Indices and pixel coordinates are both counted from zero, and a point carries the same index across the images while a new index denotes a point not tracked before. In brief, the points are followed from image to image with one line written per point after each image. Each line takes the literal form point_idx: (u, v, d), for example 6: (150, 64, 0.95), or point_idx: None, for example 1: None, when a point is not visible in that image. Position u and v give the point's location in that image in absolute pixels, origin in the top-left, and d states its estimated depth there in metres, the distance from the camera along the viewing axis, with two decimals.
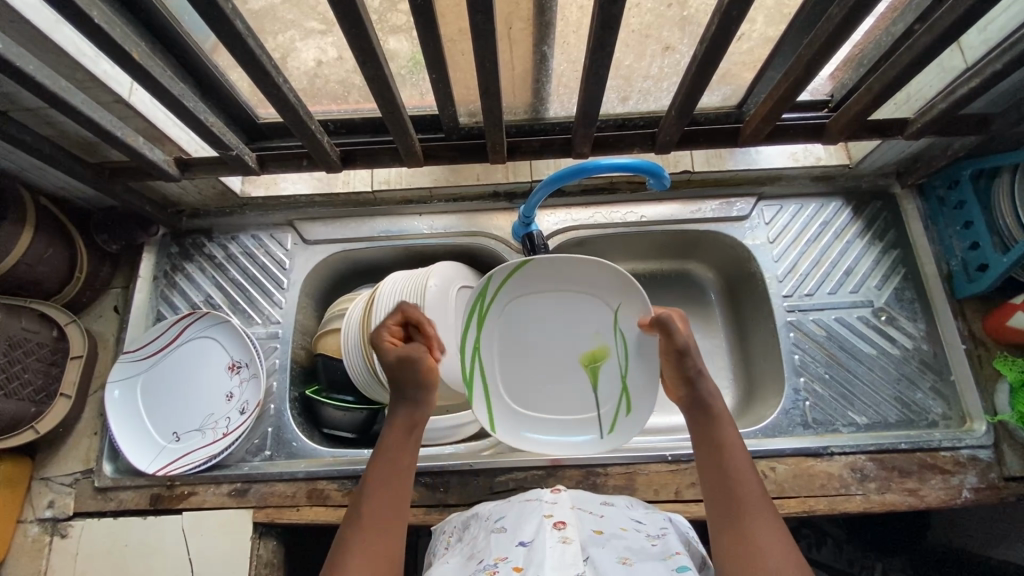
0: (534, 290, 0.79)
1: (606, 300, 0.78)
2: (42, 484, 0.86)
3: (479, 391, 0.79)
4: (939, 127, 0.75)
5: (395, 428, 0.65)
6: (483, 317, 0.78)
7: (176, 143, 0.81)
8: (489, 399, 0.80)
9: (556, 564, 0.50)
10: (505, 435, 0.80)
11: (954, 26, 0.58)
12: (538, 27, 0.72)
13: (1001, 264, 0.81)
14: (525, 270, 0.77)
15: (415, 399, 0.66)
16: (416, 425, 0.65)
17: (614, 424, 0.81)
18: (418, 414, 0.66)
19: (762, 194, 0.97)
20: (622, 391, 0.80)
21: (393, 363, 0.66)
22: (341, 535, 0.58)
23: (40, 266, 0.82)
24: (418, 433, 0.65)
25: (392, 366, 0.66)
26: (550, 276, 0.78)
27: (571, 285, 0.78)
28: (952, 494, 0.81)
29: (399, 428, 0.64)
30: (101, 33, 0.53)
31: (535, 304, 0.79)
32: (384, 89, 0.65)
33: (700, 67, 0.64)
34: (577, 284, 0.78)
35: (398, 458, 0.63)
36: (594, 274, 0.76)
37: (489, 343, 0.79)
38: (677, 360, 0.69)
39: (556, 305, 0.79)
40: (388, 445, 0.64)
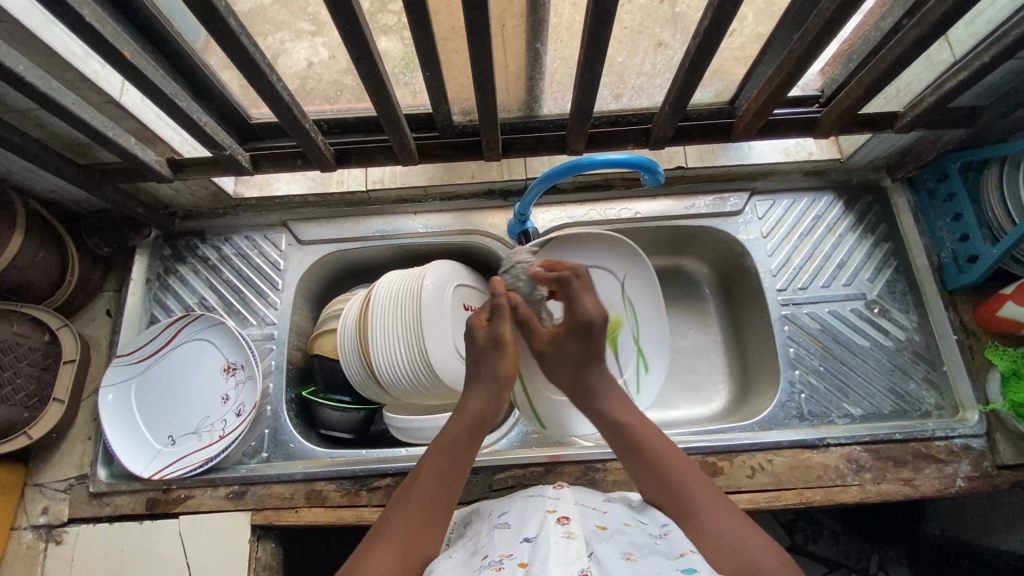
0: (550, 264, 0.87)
1: (609, 268, 0.89)
2: (35, 490, 0.85)
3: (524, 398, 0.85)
4: (929, 119, 0.76)
5: (463, 422, 0.67)
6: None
7: (168, 144, 0.80)
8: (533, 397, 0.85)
9: (561, 558, 0.50)
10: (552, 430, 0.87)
11: (942, 20, 0.59)
12: (532, 24, 0.72)
13: (991, 255, 0.82)
14: (540, 251, 0.85)
15: (491, 393, 0.69)
16: (481, 426, 0.67)
17: (641, 385, 0.90)
18: (491, 411, 0.68)
19: (754, 189, 0.97)
20: (639, 354, 0.90)
21: (483, 344, 0.70)
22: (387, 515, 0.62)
23: (31, 270, 0.81)
24: (481, 434, 0.67)
25: (480, 348, 0.70)
26: (559, 251, 0.87)
27: (577, 260, 0.88)
28: (946, 483, 0.82)
29: (463, 417, 0.68)
30: (91, 31, 0.53)
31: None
32: (378, 86, 0.65)
33: (692, 64, 0.65)
34: (579, 256, 0.88)
35: (456, 455, 0.65)
36: (593, 245, 0.88)
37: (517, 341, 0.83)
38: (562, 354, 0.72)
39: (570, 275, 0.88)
40: (451, 440, 0.66)
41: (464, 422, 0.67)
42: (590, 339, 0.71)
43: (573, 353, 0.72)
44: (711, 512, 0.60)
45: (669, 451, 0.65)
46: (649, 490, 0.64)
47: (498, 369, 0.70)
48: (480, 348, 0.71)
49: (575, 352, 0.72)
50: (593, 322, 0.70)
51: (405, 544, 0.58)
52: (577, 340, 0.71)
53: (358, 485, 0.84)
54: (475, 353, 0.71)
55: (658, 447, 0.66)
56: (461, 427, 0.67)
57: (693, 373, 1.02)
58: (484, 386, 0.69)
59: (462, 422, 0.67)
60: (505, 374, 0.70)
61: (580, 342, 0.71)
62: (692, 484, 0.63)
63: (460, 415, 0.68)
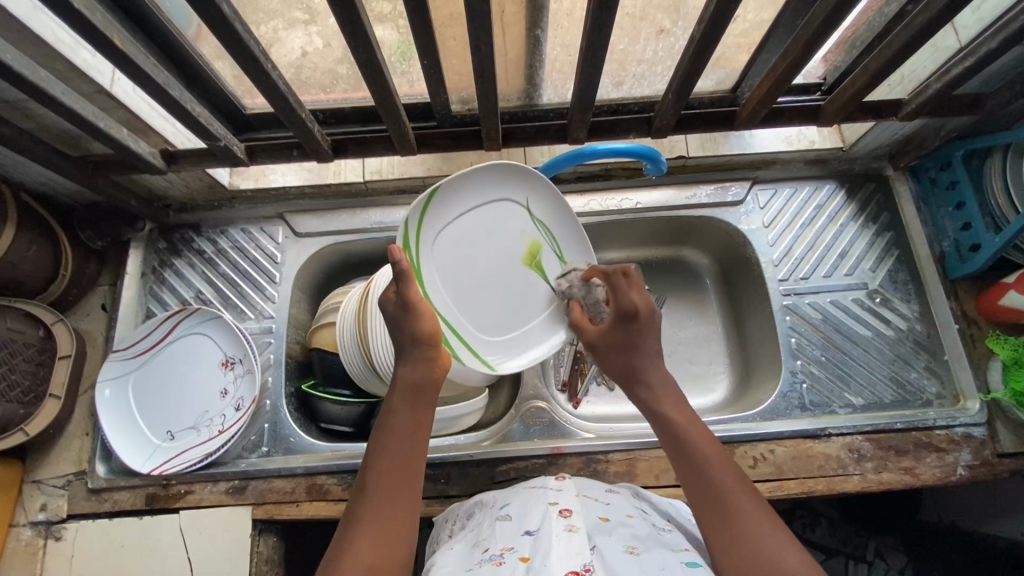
0: (445, 224, 0.73)
1: (510, 197, 0.76)
2: (33, 487, 0.85)
3: (460, 344, 0.73)
4: (934, 107, 0.75)
5: (399, 392, 0.64)
6: (420, 275, 0.70)
7: (162, 135, 0.79)
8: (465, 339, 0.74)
9: (562, 553, 0.50)
10: (505, 367, 0.77)
11: (951, 5, 0.58)
12: (532, 10, 0.70)
13: (994, 244, 0.81)
14: (427, 207, 0.70)
15: (423, 355, 0.65)
16: (419, 390, 0.64)
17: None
18: (426, 374, 0.64)
19: (756, 178, 0.97)
20: (563, 270, 0.81)
21: (395, 315, 0.65)
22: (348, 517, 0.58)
23: (23, 265, 0.80)
24: (424, 398, 0.64)
25: (394, 318, 0.65)
26: (453, 203, 0.73)
27: (472, 201, 0.74)
28: (947, 471, 0.82)
29: (401, 388, 0.64)
30: (80, 18, 0.51)
31: (455, 234, 0.73)
32: (376, 74, 0.64)
33: (697, 51, 0.63)
34: (474, 199, 0.74)
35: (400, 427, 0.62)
36: (492, 176, 0.74)
37: (449, 303, 0.73)
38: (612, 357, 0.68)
39: (467, 225, 0.74)
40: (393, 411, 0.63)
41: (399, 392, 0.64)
42: (637, 327, 0.67)
43: (621, 345, 0.67)
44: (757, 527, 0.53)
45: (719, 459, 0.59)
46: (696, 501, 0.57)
47: (414, 330, 0.64)
48: (394, 320, 0.66)
49: (619, 342, 0.67)
50: (639, 310, 0.66)
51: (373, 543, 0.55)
52: (621, 331, 0.67)
53: None
54: (391, 325, 0.66)
55: (712, 456, 0.59)
56: (400, 399, 0.63)
57: (693, 363, 1.02)
58: (411, 352, 0.65)
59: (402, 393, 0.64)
60: (426, 333, 0.65)
61: (626, 331, 0.67)
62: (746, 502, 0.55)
63: (396, 386, 0.64)
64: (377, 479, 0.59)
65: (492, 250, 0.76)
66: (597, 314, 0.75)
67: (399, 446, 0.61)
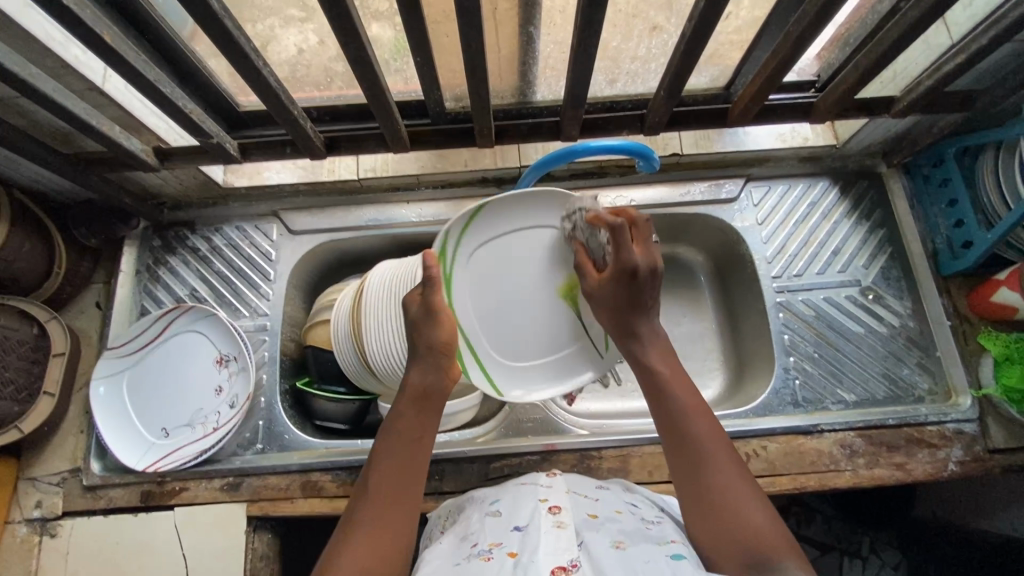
0: (482, 242, 0.74)
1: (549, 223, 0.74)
2: (28, 484, 0.85)
3: (473, 361, 0.75)
4: (925, 104, 0.75)
5: (409, 397, 0.64)
6: (450, 285, 0.73)
7: (155, 133, 0.79)
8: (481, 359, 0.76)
9: (549, 549, 0.50)
10: (511, 394, 0.79)
11: (941, 2, 0.58)
12: (524, 8, 0.70)
13: (986, 240, 0.82)
14: (472, 222, 0.72)
15: (434, 364, 0.66)
16: (429, 396, 0.64)
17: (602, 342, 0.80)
18: (436, 381, 0.65)
19: (750, 175, 0.97)
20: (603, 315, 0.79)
21: (417, 319, 0.66)
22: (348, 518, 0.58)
23: (17, 262, 0.80)
24: (434, 405, 0.64)
25: (416, 322, 0.67)
26: (491, 224, 0.73)
27: (517, 223, 0.74)
28: (938, 467, 0.82)
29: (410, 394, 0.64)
30: (69, 15, 0.51)
31: (502, 252, 0.74)
32: (367, 71, 0.64)
33: (689, 47, 0.63)
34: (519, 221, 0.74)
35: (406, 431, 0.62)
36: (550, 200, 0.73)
37: (474, 315, 0.75)
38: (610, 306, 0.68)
39: (506, 247, 0.74)
40: (400, 416, 0.63)
41: (407, 397, 0.64)
42: (635, 288, 0.65)
43: (617, 297, 0.67)
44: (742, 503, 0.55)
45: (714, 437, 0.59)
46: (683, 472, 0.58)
47: (429, 336, 0.66)
48: (414, 323, 0.67)
49: (613, 294, 0.67)
50: (638, 270, 0.65)
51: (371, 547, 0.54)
52: (620, 286, 0.66)
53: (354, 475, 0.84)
54: (411, 326, 0.67)
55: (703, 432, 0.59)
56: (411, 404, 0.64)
57: (687, 360, 1.02)
58: (422, 359, 0.66)
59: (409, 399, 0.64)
60: (442, 343, 0.66)
61: (623, 289, 0.66)
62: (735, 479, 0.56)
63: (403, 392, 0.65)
64: (380, 485, 0.59)
65: (541, 279, 0.75)
66: (599, 256, 0.71)
67: (400, 449, 0.61)
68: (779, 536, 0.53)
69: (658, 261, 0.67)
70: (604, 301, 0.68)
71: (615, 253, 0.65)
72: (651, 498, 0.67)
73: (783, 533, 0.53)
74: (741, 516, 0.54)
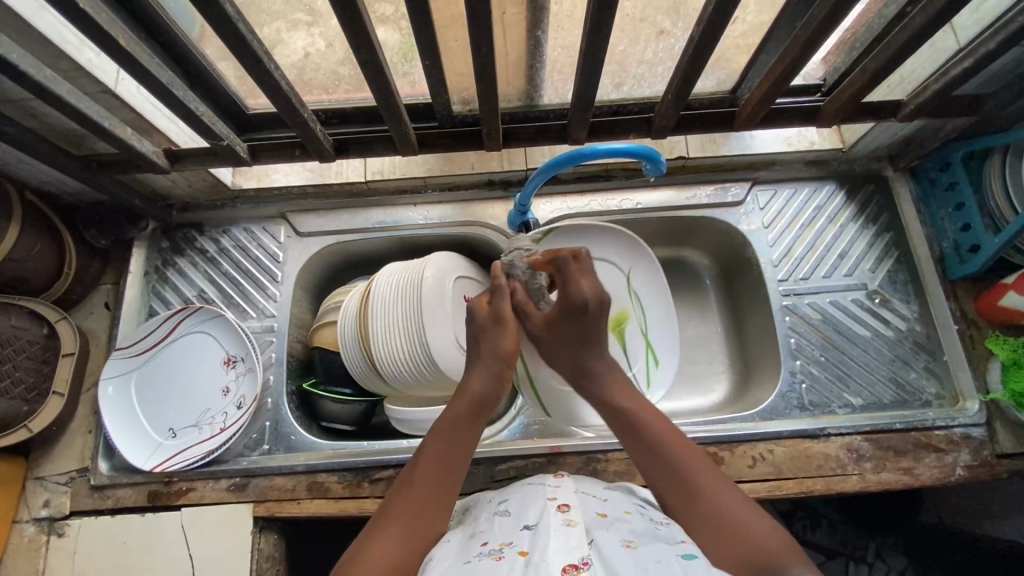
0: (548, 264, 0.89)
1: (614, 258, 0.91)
2: (36, 484, 0.85)
3: (530, 390, 0.85)
4: (933, 108, 0.75)
5: (467, 403, 0.67)
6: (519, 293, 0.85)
7: (165, 135, 0.79)
8: (538, 384, 0.84)
9: (560, 547, 0.50)
10: (557, 414, 0.86)
11: (949, 6, 0.58)
12: (532, 11, 0.71)
13: (994, 244, 0.81)
14: (538, 250, 0.89)
15: (491, 371, 0.69)
16: (485, 404, 0.67)
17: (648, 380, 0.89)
18: (491, 391, 0.68)
19: (756, 179, 0.97)
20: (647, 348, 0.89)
21: (485, 323, 0.71)
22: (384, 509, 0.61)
23: (27, 262, 0.80)
24: (484, 414, 0.67)
25: (483, 325, 0.71)
26: (557, 248, 0.90)
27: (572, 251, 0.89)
28: (946, 472, 0.82)
29: (467, 397, 0.67)
30: (85, 19, 0.52)
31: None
32: (377, 74, 0.64)
33: (697, 51, 0.64)
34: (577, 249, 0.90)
35: (457, 436, 0.65)
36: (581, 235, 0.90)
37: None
38: (559, 339, 0.71)
39: None
40: (456, 420, 0.66)
41: (465, 404, 0.67)
42: (586, 320, 0.70)
43: (568, 333, 0.71)
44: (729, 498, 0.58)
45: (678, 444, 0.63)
46: (658, 481, 0.62)
47: (494, 343, 0.70)
48: (482, 328, 0.72)
49: (567, 331, 0.71)
50: (588, 302, 0.70)
51: (407, 533, 0.57)
52: (571, 322, 0.70)
53: (360, 476, 0.84)
54: (477, 331, 0.72)
55: (664, 437, 0.63)
56: (463, 409, 0.66)
57: (693, 363, 1.02)
58: (488, 363, 0.69)
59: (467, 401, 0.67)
60: (505, 352, 0.70)
61: (574, 323, 0.70)
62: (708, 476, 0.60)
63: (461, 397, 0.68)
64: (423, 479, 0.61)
65: None
66: (541, 301, 0.77)
67: (447, 451, 0.64)
68: (781, 543, 0.54)
69: (605, 294, 0.71)
70: (548, 336, 0.72)
71: (564, 288, 0.70)
72: (654, 501, 0.66)
73: (785, 541, 0.54)
74: (743, 530, 0.55)
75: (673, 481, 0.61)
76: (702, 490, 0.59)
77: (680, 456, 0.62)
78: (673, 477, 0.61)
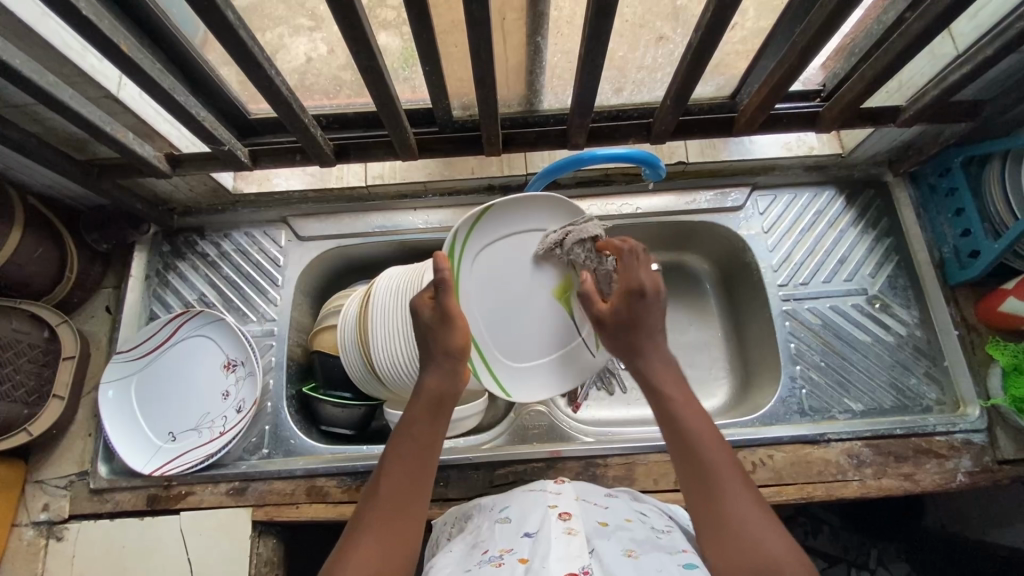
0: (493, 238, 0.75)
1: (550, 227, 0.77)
2: (36, 487, 0.85)
3: (482, 366, 0.77)
4: (931, 114, 0.75)
5: (423, 400, 0.66)
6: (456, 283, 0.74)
7: (167, 139, 0.80)
8: (491, 364, 0.78)
9: (561, 555, 0.50)
10: (521, 396, 0.81)
11: (947, 13, 0.58)
12: (532, 18, 0.71)
13: (993, 250, 0.81)
14: (478, 226, 0.73)
15: (446, 368, 0.67)
16: (443, 400, 0.66)
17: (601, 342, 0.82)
18: (448, 384, 0.67)
19: (756, 184, 0.97)
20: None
21: (431, 322, 0.68)
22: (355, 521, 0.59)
23: (30, 266, 0.81)
24: (446, 409, 0.66)
25: (429, 326, 0.68)
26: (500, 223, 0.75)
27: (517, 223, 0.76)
28: (947, 478, 0.82)
29: (425, 397, 0.66)
30: (89, 26, 0.52)
31: (498, 250, 0.76)
32: (378, 80, 0.65)
33: (695, 57, 0.64)
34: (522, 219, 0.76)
35: (418, 434, 0.63)
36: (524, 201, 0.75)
37: (475, 317, 0.76)
38: (621, 329, 0.69)
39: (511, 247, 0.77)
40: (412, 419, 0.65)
41: (422, 401, 0.66)
42: (646, 307, 0.69)
43: (625, 317, 0.69)
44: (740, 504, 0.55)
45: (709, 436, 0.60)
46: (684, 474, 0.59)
47: (445, 341, 0.67)
48: (427, 326, 0.68)
49: (626, 319, 0.69)
50: (645, 288, 0.69)
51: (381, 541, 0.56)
52: (633, 306, 0.69)
53: (359, 480, 0.84)
54: (424, 332, 0.68)
55: (698, 429, 0.61)
56: (422, 407, 0.65)
57: (693, 368, 1.02)
58: (438, 360, 0.67)
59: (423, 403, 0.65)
60: (457, 347, 0.68)
61: (634, 307, 0.69)
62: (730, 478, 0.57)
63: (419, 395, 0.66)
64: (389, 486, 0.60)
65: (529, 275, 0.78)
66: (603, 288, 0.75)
67: (412, 454, 0.62)
68: (795, 558, 0.51)
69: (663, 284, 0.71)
70: (611, 323, 0.70)
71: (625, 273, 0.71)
72: (657, 507, 0.67)
73: (800, 558, 0.52)
74: (752, 537, 0.53)
75: (698, 476, 0.58)
76: (719, 491, 0.56)
77: (709, 450, 0.59)
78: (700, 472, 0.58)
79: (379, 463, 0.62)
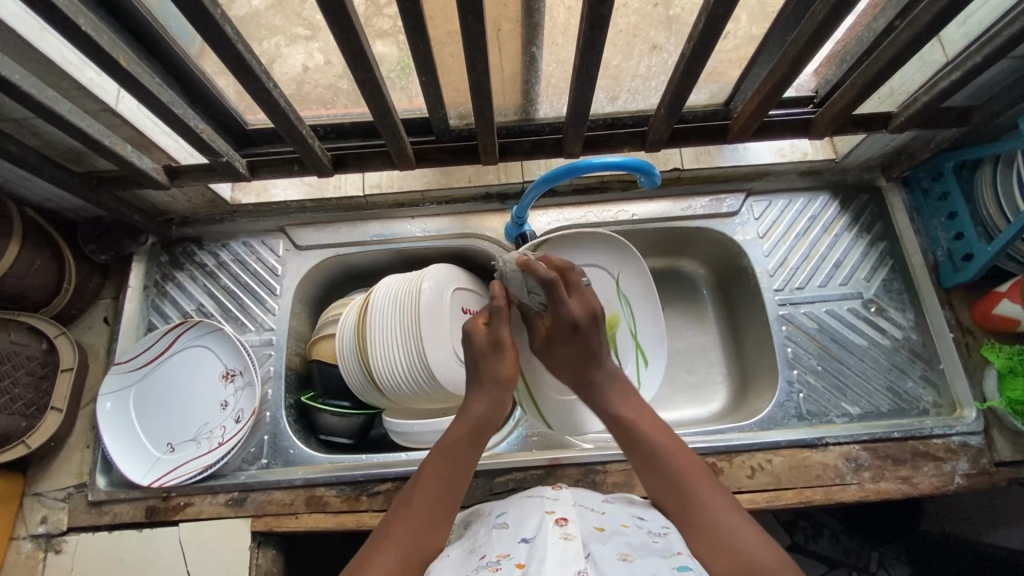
0: None
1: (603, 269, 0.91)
2: (34, 499, 0.85)
3: (525, 393, 0.86)
4: (922, 120, 0.76)
5: (466, 423, 0.68)
6: None
7: (164, 151, 0.80)
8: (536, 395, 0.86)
9: (557, 559, 0.50)
10: (561, 429, 0.86)
11: (935, 21, 0.59)
12: (527, 28, 0.72)
13: (985, 254, 0.82)
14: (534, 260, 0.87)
15: (493, 395, 0.70)
16: (486, 427, 0.68)
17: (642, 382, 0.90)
18: (494, 413, 0.69)
19: (751, 190, 0.98)
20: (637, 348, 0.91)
21: (483, 348, 0.73)
22: (383, 527, 0.61)
23: (26, 278, 0.81)
24: (485, 437, 0.68)
25: (481, 351, 0.73)
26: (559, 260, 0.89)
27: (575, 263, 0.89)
28: (944, 480, 0.82)
29: (467, 419, 0.68)
30: (87, 41, 0.53)
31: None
32: (374, 91, 0.65)
33: (689, 65, 0.65)
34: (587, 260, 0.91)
35: (457, 453, 0.65)
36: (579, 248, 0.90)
37: (523, 348, 0.86)
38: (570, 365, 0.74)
39: None
40: (454, 439, 0.66)
41: (466, 423, 0.68)
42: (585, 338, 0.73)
43: (569, 354, 0.74)
44: (714, 506, 0.59)
45: (671, 449, 0.65)
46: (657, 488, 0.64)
47: (495, 369, 0.72)
48: (479, 351, 0.73)
49: (570, 353, 0.74)
50: (579, 321, 0.73)
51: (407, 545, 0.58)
52: (568, 341, 0.74)
53: (358, 490, 0.84)
54: (474, 355, 0.73)
55: (661, 443, 0.65)
56: (463, 429, 0.67)
57: (691, 373, 1.02)
58: (485, 388, 0.71)
59: (463, 426, 0.68)
60: (504, 376, 0.71)
61: (573, 343, 0.73)
62: (699, 483, 0.62)
63: (464, 416, 0.69)
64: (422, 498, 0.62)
65: None
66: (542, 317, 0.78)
67: (449, 470, 0.64)
68: (770, 551, 0.55)
69: (594, 308, 0.75)
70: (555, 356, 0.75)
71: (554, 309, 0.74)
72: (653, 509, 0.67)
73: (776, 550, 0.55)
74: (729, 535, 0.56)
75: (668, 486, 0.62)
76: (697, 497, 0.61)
77: (673, 461, 0.63)
78: (671, 485, 0.62)
79: (414, 476, 0.64)
